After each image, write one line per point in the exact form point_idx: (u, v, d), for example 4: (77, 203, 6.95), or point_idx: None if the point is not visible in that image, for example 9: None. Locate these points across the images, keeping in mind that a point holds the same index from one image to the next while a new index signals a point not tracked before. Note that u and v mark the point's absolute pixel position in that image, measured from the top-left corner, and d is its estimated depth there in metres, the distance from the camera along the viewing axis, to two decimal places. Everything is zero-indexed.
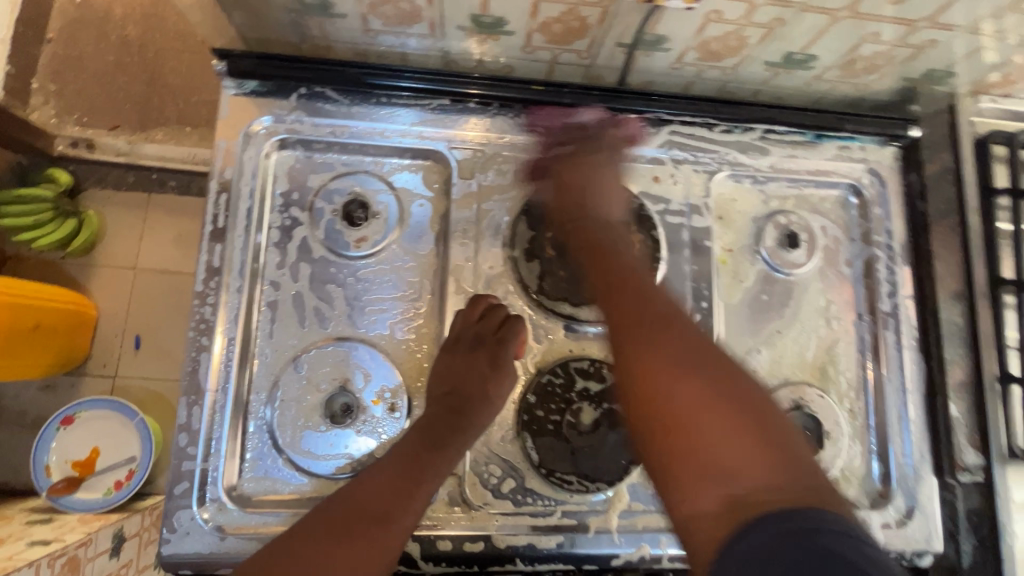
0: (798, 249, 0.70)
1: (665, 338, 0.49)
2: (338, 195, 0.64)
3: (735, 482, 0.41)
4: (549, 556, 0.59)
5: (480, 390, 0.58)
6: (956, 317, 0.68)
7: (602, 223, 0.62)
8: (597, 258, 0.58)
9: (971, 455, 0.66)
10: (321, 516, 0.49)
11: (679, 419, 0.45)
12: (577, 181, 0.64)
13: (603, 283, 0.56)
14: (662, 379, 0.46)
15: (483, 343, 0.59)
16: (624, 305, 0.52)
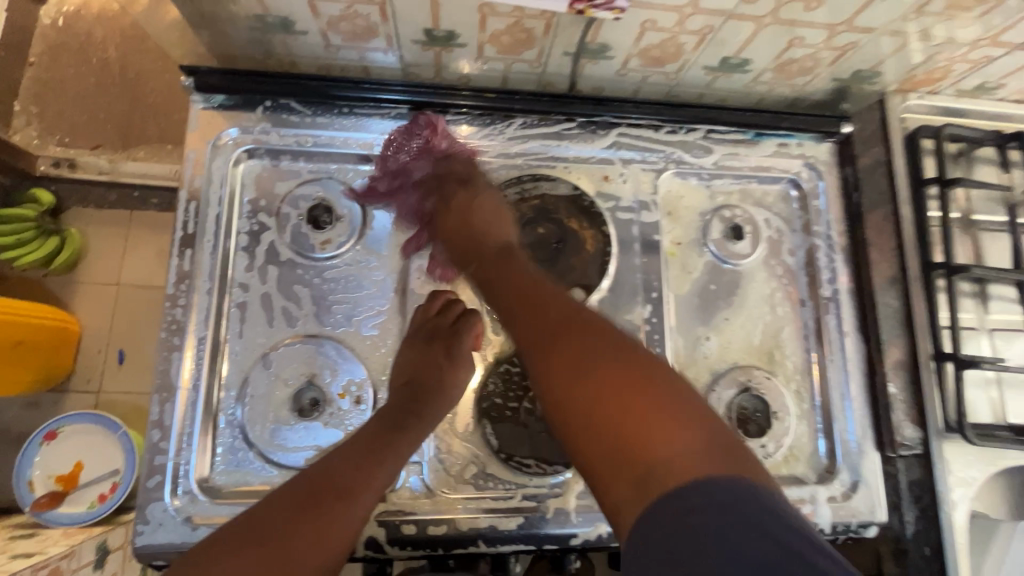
0: (743, 240, 0.74)
1: (575, 339, 0.51)
2: (303, 201, 0.68)
3: (647, 464, 0.44)
4: (511, 536, 0.62)
5: (441, 377, 0.62)
6: (892, 300, 0.73)
7: (497, 251, 0.64)
8: (502, 278, 0.61)
9: (910, 430, 0.70)
10: (287, 494, 0.52)
11: (595, 416, 0.47)
12: (467, 219, 0.67)
13: (515, 294, 0.58)
14: (574, 381, 0.49)
15: (438, 336, 0.63)
16: (532, 315, 0.55)
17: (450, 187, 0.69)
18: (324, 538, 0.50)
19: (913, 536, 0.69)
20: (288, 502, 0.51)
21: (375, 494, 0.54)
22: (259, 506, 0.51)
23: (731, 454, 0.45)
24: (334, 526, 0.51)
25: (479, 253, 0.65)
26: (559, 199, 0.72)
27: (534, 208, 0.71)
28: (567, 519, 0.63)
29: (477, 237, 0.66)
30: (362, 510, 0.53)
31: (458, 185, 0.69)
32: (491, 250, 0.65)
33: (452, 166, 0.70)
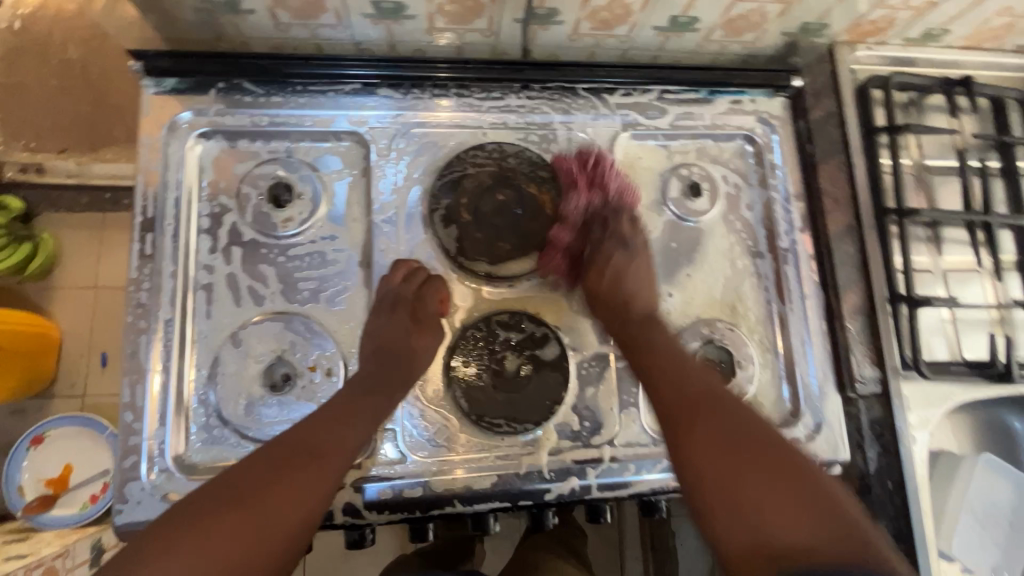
0: (700, 197, 0.76)
1: (719, 417, 0.54)
2: (263, 181, 0.68)
3: (785, 544, 0.46)
4: (486, 495, 0.64)
5: (407, 343, 0.63)
6: (849, 248, 0.75)
7: (646, 320, 0.65)
8: (647, 344, 0.63)
9: (869, 369, 0.72)
10: (262, 456, 0.52)
11: (742, 499, 0.49)
12: (615, 272, 0.67)
13: (655, 363, 0.61)
14: (717, 457, 0.52)
15: (403, 302, 0.64)
16: (668, 390, 0.58)
17: (603, 232, 0.70)
18: (299, 495, 0.51)
19: (876, 472, 0.71)
20: (260, 467, 0.51)
21: (349, 456, 0.55)
22: (228, 472, 0.52)
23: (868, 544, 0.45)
24: (308, 487, 0.51)
25: (624, 312, 0.66)
26: (516, 167, 0.71)
27: (493, 175, 0.70)
28: (541, 475, 0.65)
29: (624, 291, 0.66)
30: (335, 470, 0.54)
31: (618, 246, 0.69)
32: (637, 315, 0.65)
33: (623, 224, 0.70)
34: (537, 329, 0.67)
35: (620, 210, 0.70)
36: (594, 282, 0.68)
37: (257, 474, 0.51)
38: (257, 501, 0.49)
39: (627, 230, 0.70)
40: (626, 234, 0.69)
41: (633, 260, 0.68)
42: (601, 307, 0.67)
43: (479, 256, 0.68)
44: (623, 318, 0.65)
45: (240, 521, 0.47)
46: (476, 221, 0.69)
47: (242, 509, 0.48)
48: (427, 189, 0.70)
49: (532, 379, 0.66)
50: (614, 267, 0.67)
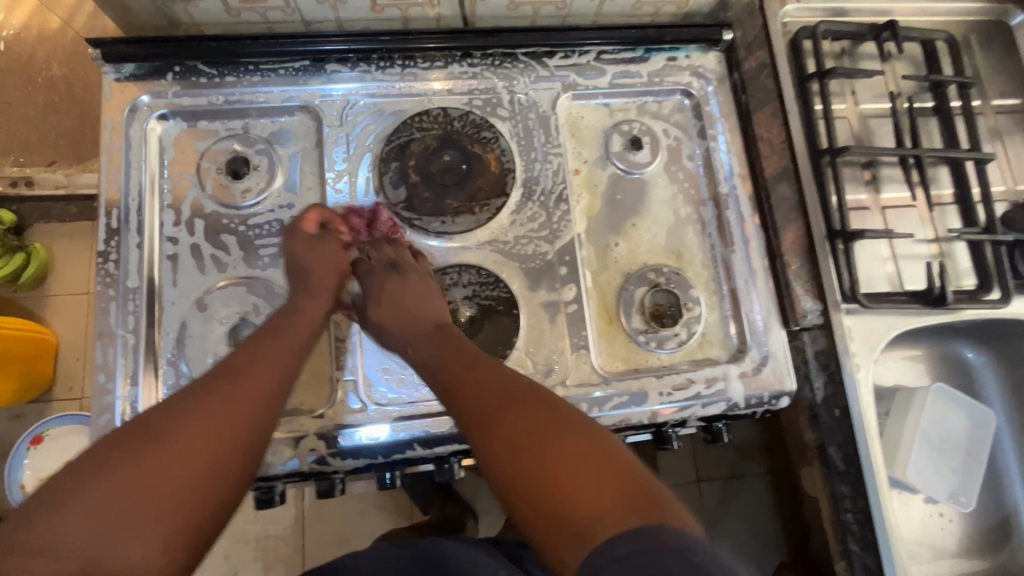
0: (642, 150, 0.79)
1: (510, 412, 0.51)
2: (222, 156, 0.72)
3: (582, 519, 0.43)
4: (445, 437, 0.67)
5: (303, 260, 0.65)
6: (786, 191, 0.78)
7: (433, 325, 0.63)
8: (443, 359, 0.59)
9: (809, 303, 0.75)
10: (187, 391, 0.51)
11: (544, 487, 0.46)
12: (385, 300, 0.65)
13: (452, 374, 0.57)
14: (515, 455, 0.48)
15: (296, 228, 0.67)
16: (465, 391, 0.55)
17: (374, 266, 0.68)
18: (228, 418, 0.50)
19: (823, 401, 0.75)
20: (190, 393, 0.51)
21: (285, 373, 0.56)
22: (159, 405, 0.50)
23: (667, 502, 0.44)
24: (238, 405, 0.51)
25: (404, 334, 0.63)
26: (461, 129, 0.75)
27: (438, 138, 0.74)
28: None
29: (403, 315, 0.63)
30: (271, 385, 0.54)
31: (387, 271, 0.66)
32: (425, 326, 0.63)
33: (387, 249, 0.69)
34: (485, 278, 0.72)
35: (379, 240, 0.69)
36: (373, 311, 0.65)
37: (186, 398, 0.50)
38: (195, 421, 0.48)
39: (398, 253, 0.68)
40: (397, 258, 0.67)
41: (406, 279, 0.65)
42: (390, 339, 0.64)
43: (429, 213, 0.72)
44: (414, 333, 0.63)
45: (180, 442, 0.47)
46: (424, 181, 0.73)
47: (180, 430, 0.47)
48: (377, 155, 0.74)
49: (483, 327, 0.70)
50: (390, 291, 0.65)
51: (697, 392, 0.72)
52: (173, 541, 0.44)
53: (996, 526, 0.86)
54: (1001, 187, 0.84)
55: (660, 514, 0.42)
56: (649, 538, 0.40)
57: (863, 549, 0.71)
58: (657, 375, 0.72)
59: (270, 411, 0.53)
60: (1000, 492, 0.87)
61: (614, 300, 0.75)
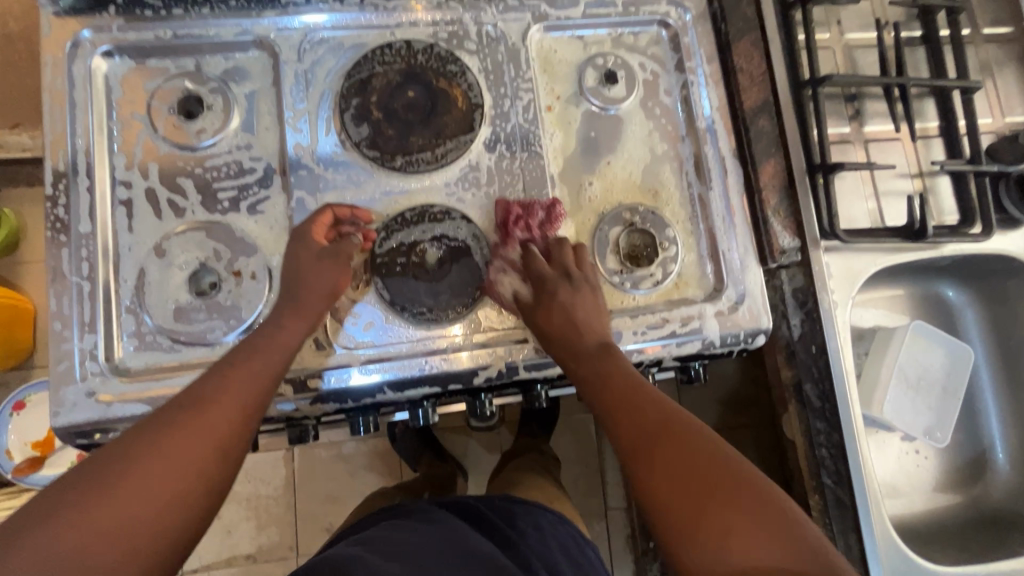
0: (616, 84, 0.76)
1: (671, 447, 0.49)
2: (173, 95, 0.69)
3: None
4: (416, 380, 0.66)
5: (302, 275, 0.62)
6: (765, 125, 0.75)
7: (596, 347, 0.61)
8: (605, 378, 0.58)
9: (788, 239, 0.72)
10: (154, 418, 0.49)
11: (713, 540, 0.44)
12: (557, 308, 0.64)
13: (612, 395, 0.56)
14: (678, 491, 0.47)
15: (309, 234, 0.64)
16: (622, 421, 0.53)
17: (547, 272, 0.66)
18: (192, 444, 0.47)
19: (800, 338, 0.74)
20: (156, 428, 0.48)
21: (256, 403, 0.53)
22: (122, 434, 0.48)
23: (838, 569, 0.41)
24: (204, 431, 0.48)
25: (573, 349, 0.62)
26: (426, 63, 0.71)
27: (402, 73, 0.70)
28: (467, 357, 0.67)
29: (572, 326, 0.63)
30: (240, 409, 0.52)
31: (564, 282, 0.65)
32: (587, 345, 0.62)
33: (567, 255, 0.67)
34: (454, 218, 0.69)
35: (566, 240, 0.68)
36: (540, 317, 0.64)
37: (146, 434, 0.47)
38: (154, 459, 0.45)
39: (573, 264, 0.67)
40: (570, 268, 0.66)
41: (581, 296, 0.64)
42: (549, 345, 0.64)
43: (395, 151, 0.69)
44: (573, 348, 0.62)
45: (143, 472, 0.44)
46: (388, 118, 0.69)
47: (144, 457, 0.45)
48: (338, 92, 0.70)
49: (454, 268, 0.68)
50: (559, 309, 0.63)
51: (671, 331, 0.71)
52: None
53: (970, 462, 0.87)
54: (988, 120, 0.82)
55: None
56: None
57: (836, 482, 0.72)
58: (631, 314, 0.71)
59: (236, 435, 0.50)
60: (975, 427, 0.88)
61: (589, 240, 0.73)
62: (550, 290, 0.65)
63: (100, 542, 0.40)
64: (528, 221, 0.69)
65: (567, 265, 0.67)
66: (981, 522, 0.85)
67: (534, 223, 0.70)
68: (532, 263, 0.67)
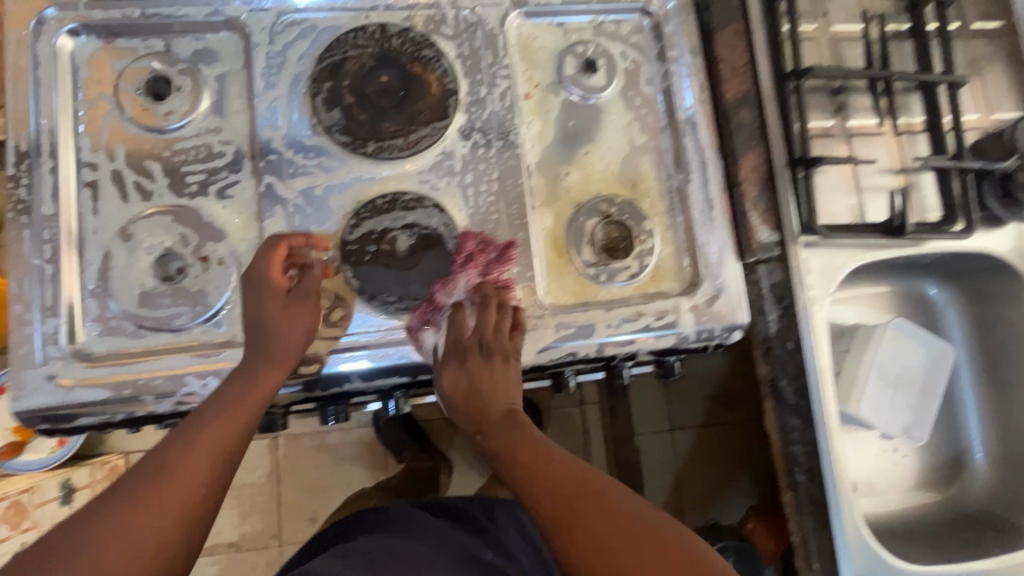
0: (596, 73, 0.75)
1: (595, 513, 0.53)
2: (141, 76, 0.67)
3: None
4: (386, 370, 0.66)
5: (268, 324, 0.61)
6: (747, 118, 0.74)
7: (504, 416, 0.65)
8: (516, 449, 0.61)
9: (766, 234, 0.72)
10: (121, 485, 0.52)
11: None
12: (462, 371, 0.65)
13: (524, 465, 0.59)
14: (599, 559, 0.51)
15: (266, 277, 0.61)
16: (548, 489, 0.56)
17: (465, 337, 0.66)
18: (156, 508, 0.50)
19: (777, 333, 0.73)
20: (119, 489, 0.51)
21: (216, 458, 0.55)
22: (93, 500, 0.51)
23: None
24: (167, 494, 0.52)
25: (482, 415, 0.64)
26: (400, 47, 0.69)
27: (375, 57, 0.69)
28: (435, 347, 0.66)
29: (479, 394, 0.65)
30: (205, 466, 0.54)
31: (478, 351, 0.65)
32: (494, 413, 0.65)
33: (488, 318, 0.65)
34: (427, 207, 0.68)
35: (492, 305, 0.66)
36: (447, 381, 0.66)
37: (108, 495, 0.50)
38: (112, 529, 0.48)
39: (492, 330, 0.65)
40: (486, 335, 0.65)
41: (490, 365, 0.65)
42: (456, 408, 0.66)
43: (367, 136, 0.68)
44: (483, 420, 0.65)
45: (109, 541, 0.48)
46: (361, 103, 0.68)
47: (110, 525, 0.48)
48: (310, 76, 0.69)
49: (425, 256, 0.67)
50: (465, 377, 0.65)
51: (646, 325, 0.69)
52: None
53: (948, 462, 0.87)
54: (974, 116, 0.81)
55: None
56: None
57: (809, 479, 0.70)
58: (606, 307, 0.70)
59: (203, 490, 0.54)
60: (954, 427, 0.87)
61: (565, 230, 0.72)
62: (459, 358, 0.66)
63: None
64: (466, 273, 0.67)
65: (485, 329, 0.65)
66: (958, 523, 0.84)
67: (474, 273, 0.68)
68: (453, 324, 0.66)
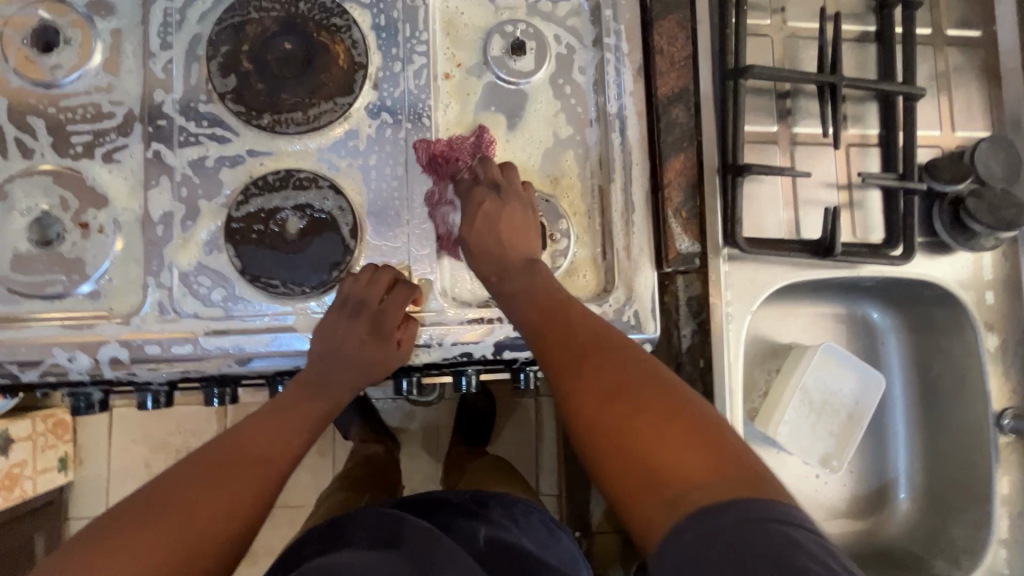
0: (524, 56, 0.68)
1: (603, 361, 0.48)
2: (27, 25, 0.63)
3: (668, 464, 0.40)
4: (263, 356, 0.63)
5: (359, 353, 0.63)
6: (681, 118, 0.69)
7: (524, 263, 0.60)
8: (530, 294, 0.57)
9: (686, 244, 0.67)
10: (202, 461, 0.54)
11: (647, 442, 0.42)
12: (484, 216, 0.62)
13: (541, 314, 0.54)
14: (606, 400, 0.45)
15: (368, 307, 0.61)
16: (565, 337, 0.51)
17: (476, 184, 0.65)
18: (234, 486, 0.52)
19: (689, 350, 0.70)
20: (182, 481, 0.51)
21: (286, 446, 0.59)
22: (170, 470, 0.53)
23: (760, 477, 0.39)
24: (245, 477, 0.54)
25: (503, 264, 0.60)
26: (307, 13, 0.65)
27: (279, 22, 0.64)
28: (421, 334, 0.64)
29: (501, 239, 0.61)
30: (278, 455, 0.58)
31: (490, 192, 0.63)
32: (512, 259, 0.60)
33: (496, 169, 0.64)
34: (323, 188, 0.64)
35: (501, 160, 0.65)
36: (468, 228, 0.63)
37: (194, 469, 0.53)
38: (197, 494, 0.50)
39: (503, 178, 0.64)
40: (499, 180, 0.64)
41: (506, 205, 0.62)
42: (480, 262, 0.62)
43: (263, 108, 0.64)
44: (500, 264, 0.61)
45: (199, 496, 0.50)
46: (258, 71, 0.64)
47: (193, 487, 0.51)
48: (208, 38, 0.64)
49: (316, 240, 0.63)
50: (486, 220, 0.62)
51: None
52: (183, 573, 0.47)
53: (872, 495, 0.83)
54: (935, 133, 0.75)
55: (751, 483, 0.38)
56: (752, 515, 0.36)
57: None
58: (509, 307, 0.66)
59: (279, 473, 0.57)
60: (881, 457, 0.84)
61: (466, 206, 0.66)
62: (477, 204, 0.63)
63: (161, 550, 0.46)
64: (456, 153, 0.67)
65: (503, 180, 0.64)
66: (874, 558, 0.81)
67: (461, 153, 0.67)
68: (464, 188, 0.65)
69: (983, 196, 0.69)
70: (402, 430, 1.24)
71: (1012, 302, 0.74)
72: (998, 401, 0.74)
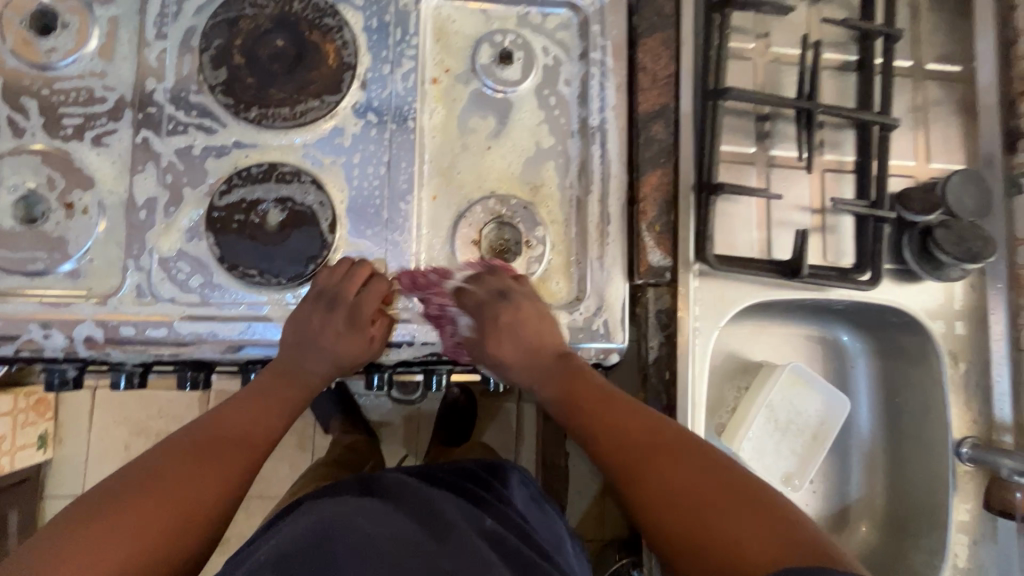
0: (511, 65, 0.70)
1: (661, 457, 0.52)
2: (26, 7, 0.65)
3: (739, 542, 0.43)
4: (235, 343, 0.64)
5: (332, 345, 0.64)
6: (661, 135, 0.71)
7: (558, 356, 0.64)
8: (572, 392, 0.60)
9: (658, 257, 0.69)
10: (178, 445, 0.55)
11: (715, 524, 0.45)
12: (506, 331, 0.64)
13: (589, 412, 0.58)
14: (667, 494, 0.49)
15: (338, 301, 0.62)
16: (614, 435, 0.55)
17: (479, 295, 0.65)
18: (216, 467, 0.54)
19: (656, 361, 0.72)
20: (164, 459, 0.53)
21: (266, 429, 0.60)
22: (145, 455, 0.54)
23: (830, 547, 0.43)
24: (226, 459, 0.55)
25: (541, 357, 0.64)
26: (301, 12, 0.67)
27: (272, 19, 0.66)
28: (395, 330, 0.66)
29: (533, 343, 0.64)
30: (257, 439, 0.59)
31: (498, 300, 0.64)
32: (547, 359, 0.64)
33: (500, 279, 0.66)
34: (305, 183, 0.65)
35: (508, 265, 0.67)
36: (494, 345, 0.65)
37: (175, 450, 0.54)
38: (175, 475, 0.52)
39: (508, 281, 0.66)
40: (505, 287, 0.65)
41: (524, 308, 0.64)
42: (517, 369, 0.65)
43: (250, 101, 0.65)
44: (542, 371, 0.64)
45: (181, 477, 0.52)
46: (249, 65, 0.65)
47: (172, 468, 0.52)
48: (202, 31, 0.66)
49: (294, 234, 0.65)
50: (507, 333, 0.64)
51: None
52: (173, 545, 0.49)
53: (834, 515, 0.84)
54: (909, 163, 0.76)
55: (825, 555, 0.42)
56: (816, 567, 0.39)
57: None
58: None
59: (259, 454, 0.58)
60: (844, 478, 0.85)
61: (444, 209, 0.68)
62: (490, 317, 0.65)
63: (149, 527, 0.48)
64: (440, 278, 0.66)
65: (512, 286, 0.65)
66: None
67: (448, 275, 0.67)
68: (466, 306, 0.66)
69: (951, 227, 0.70)
70: (383, 425, 1.24)
71: (977, 332, 0.75)
72: (959, 429, 0.75)
